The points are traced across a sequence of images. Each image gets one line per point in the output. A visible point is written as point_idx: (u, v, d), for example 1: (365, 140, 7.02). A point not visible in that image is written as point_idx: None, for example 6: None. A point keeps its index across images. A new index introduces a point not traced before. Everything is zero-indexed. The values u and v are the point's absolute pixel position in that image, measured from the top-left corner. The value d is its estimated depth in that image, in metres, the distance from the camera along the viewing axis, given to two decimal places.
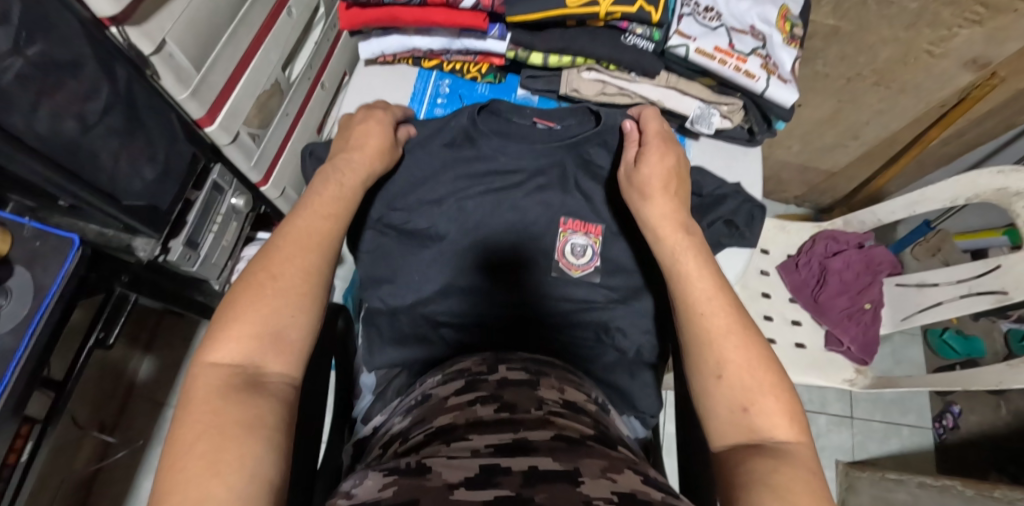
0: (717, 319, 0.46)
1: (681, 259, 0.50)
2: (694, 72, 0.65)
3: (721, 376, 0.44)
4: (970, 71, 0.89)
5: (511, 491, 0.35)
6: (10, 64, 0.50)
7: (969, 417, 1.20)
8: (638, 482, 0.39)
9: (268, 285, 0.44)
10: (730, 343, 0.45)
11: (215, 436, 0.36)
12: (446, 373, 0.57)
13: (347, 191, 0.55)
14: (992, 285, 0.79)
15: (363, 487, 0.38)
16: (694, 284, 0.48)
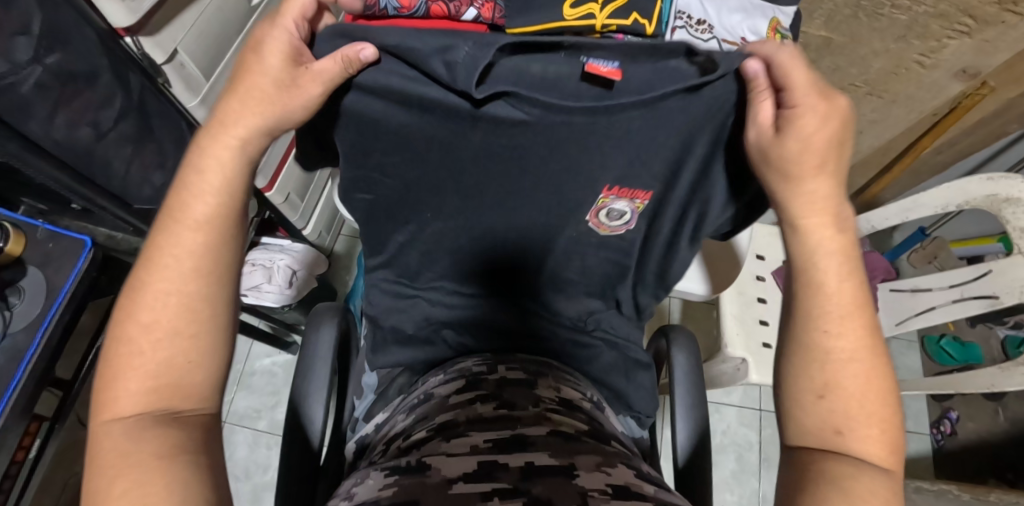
0: (837, 339, 0.43)
1: (819, 263, 0.44)
2: None
3: (823, 397, 0.42)
4: (961, 81, 0.91)
5: (508, 485, 0.40)
6: (30, 72, 0.52)
7: (966, 423, 1.21)
8: (631, 476, 0.44)
9: (140, 336, 0.38)
10: (842, 363, 0.42)
11: (136, 480, 0.34)
12: (448, 373, 0.62)
13: (236, 154, 0.43)
14: (984, 289, 0.80)
15: (365, 487, 0.43)
16: (830, 294, 0.43)
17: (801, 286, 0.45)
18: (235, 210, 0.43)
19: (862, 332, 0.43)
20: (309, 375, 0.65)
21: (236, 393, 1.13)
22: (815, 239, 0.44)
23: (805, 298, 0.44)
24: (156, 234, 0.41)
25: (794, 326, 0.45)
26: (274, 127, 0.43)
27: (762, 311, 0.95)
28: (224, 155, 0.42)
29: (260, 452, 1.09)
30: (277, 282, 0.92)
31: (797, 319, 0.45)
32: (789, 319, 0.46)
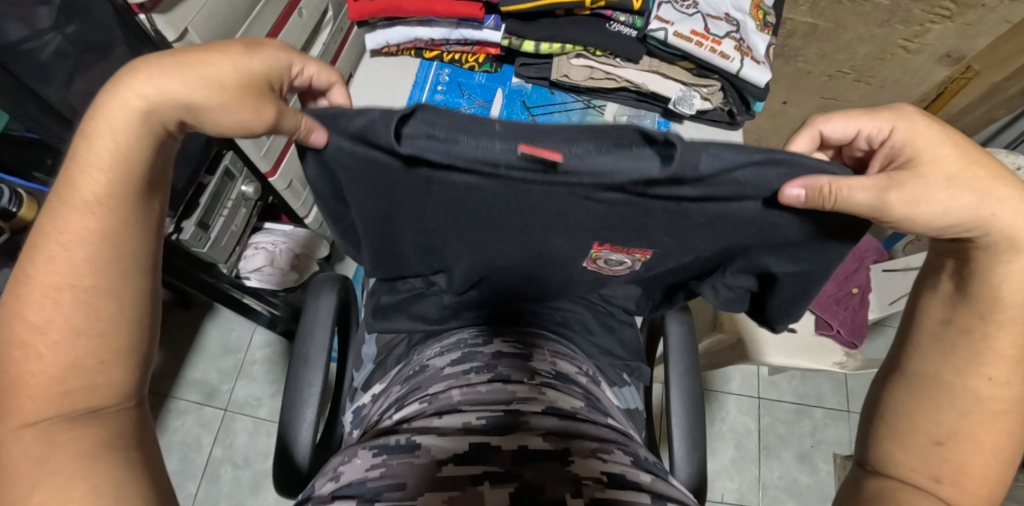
0: (995, 390, 0.39)
1: (988, 322, 0.39)
2: (675, 55, 0.67)
3: (941, 442, 0.39)
4: (946, 66, 0.92)
5: (499, 468, 0.43)
6: (48, 40, 0.55)
7: None
8: (626, 462, 0.47)
9: (45, 326, 0.35)
10: (984, 416, 0.39)
11: (56, 489, 0.32)
12: (444, 346, 0.65)
13: (135, 120, 0.36)
14: None
15: (352, 466, 0.45)
16: (1000, 357, 0.39)
17: (986, 323, 0.39)
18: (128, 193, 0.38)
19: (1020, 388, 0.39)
20: (310, 338, 0.67)
21: (237, 382, 1.14)
22: (1008, 284, 0.39)
23: (982, 341, 0.39)
24: (46, 217, 0.37)
25: (940, 361, 0.41)
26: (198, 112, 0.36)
27: None
28: (119, 126, 0.36)
29: (260, 438, 1.10)
30: (279, 265, 0.95)
31: (958, 350, 0.40)
32: (945, 356, 0.41)
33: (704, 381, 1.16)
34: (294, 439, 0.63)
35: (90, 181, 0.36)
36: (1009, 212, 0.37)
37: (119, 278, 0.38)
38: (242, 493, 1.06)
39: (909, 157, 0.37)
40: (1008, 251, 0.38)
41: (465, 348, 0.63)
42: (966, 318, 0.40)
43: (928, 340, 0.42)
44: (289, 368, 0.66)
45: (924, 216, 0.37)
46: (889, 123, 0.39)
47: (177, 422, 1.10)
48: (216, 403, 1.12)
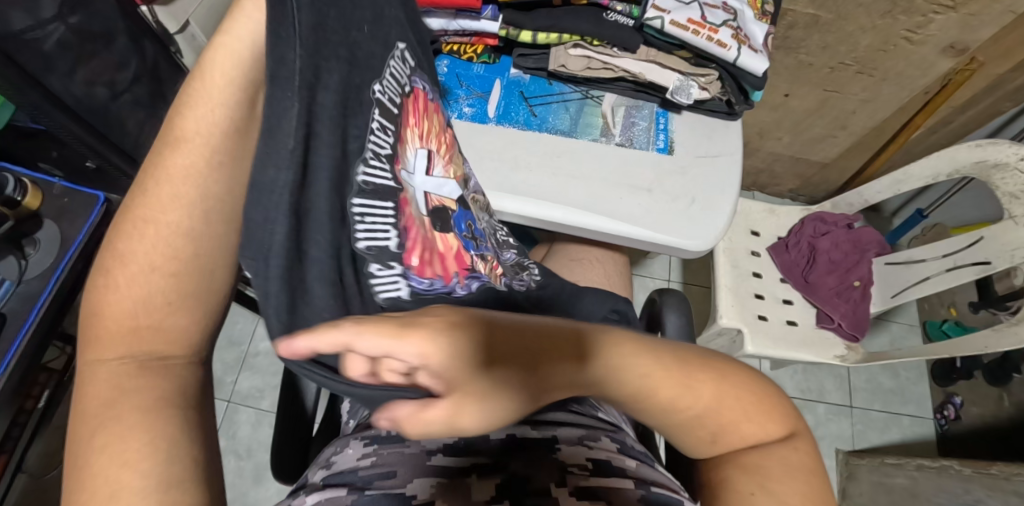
0: (695, 408, 0.38)
1: (649, 381, 0.37)
2: (672, 44, 0.67)
3: (713, 442, 0.39)
4: (949, 57, 0.91)
5: (487, 459, 0.43)
6: (52, 29, 0.56)
7: (970, 409, 1.11)
8: (613, 449, 0.48)
9: (130, 261, 0.35)
10: (711, 424, 0.38)
11: (116, 433, 0.32)
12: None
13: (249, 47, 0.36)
14: (976, 256, 0.81)
15: (345, 455, 0.45)
16: (685, 393, 0.37)
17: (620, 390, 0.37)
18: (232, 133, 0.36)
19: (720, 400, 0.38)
20: None
21: (240, 374, 1.15)
22: (604, 364, 0.36)
23: (658, 394, 0.37)
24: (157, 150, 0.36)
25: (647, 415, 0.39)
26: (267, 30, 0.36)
27: (758, 285, 0.94)
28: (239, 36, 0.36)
29: (264, 429, 1.11)
30: None
31: (655, 407, 0.38)
32: (646, 411, 0.38)
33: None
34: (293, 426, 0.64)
35: (210, 123, 0.36)
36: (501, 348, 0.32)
37: (217, 222, 0.37)
38: (246, 483, 1.07)
39: (446, 394, 0.30)
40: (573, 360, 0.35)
41: None
42: (627, 392, 0.37)
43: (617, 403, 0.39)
44: None
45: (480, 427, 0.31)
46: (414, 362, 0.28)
47: None
48: (220, 394, 1.13)
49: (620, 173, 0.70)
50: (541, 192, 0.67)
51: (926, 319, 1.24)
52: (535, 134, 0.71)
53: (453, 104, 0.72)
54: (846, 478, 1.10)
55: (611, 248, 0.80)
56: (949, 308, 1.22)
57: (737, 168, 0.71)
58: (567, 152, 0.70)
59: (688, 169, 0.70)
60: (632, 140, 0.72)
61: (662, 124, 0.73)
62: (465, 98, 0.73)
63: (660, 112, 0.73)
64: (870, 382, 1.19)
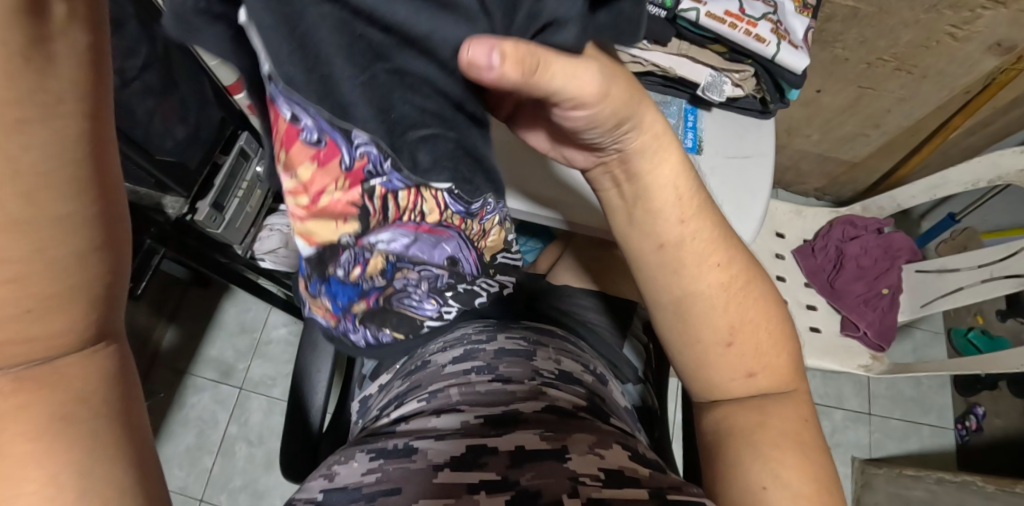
0: (722, 275, 0.45)
1: (686, 226, 0.45)
2: (705, 38, 0.63)
3: (731, 343, 0.45)
4: (995, 56, 0.86)
5: (496, 474, 0.41)
6: None
7: (993, 420, 1.08)
8: (626, 458, 0.45)
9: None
10: (742, 300, 0.45)
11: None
12: (447, 340, 0.62)
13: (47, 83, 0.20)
14: (1017, 268, 0.77)
15: (349, 468, 0.44)
16: (710, 248, 0.46)
17: (676, 225, 0.45)
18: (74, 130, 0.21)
19: (739, 266, 0.46)
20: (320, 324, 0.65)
21: (253, 361, 1.15)
22: (666, 182, 0.45)
23: (689, 249, 0.45)
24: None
25: (679, 278, 0.45)
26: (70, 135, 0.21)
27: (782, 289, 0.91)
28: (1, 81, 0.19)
29: (275, 417, 1.11)
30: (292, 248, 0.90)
31: (685, 263, 0.45)
32: (676, 271, 0.45)
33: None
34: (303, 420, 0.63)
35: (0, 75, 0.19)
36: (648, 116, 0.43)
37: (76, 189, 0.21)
38: (257, 470, 1.08)
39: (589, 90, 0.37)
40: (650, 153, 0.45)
41: (466, 345, 0.60)
42: (671, 237, 0.45)
43: (659, 260, 0.46)
44: (300, 352, 0.65)
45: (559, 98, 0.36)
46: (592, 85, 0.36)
47: (194, 398, 1.11)
48: (233, 381, 1.13)
49: None
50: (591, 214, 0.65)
51: (951, 326, 1.20)
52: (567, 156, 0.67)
53: None
54: (862, 486, 1.07)
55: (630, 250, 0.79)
56: (975, 315, 1.16)
57: (768, 169, 0.67)
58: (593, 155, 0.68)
59: (717, 170, 0.67)
60: None
61: (690, 121, 0.69)
62: None
63: (689, 108, 0.70)
64: (890, 389, 1.16)
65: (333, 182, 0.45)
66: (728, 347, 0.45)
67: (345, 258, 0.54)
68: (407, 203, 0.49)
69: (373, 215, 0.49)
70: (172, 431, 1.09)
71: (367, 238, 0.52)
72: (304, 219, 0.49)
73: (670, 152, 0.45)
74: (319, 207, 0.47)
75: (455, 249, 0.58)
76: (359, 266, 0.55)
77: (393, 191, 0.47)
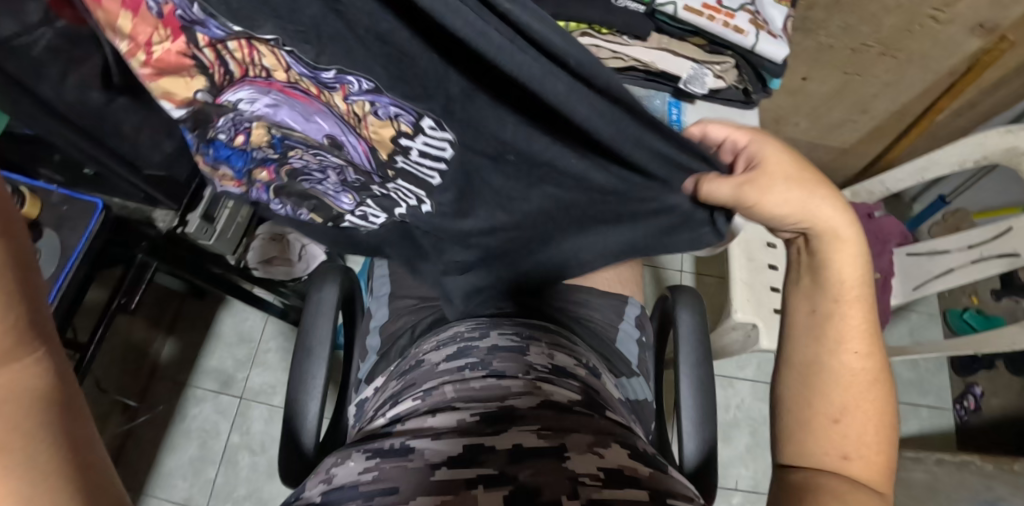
0: (858, 360, 0.48)
1: (841, 307, 0.48)
2: (685, 31, 0.63)
3: (837, 421, 0.46)
4: (978, 37, 0.86)
5: (494, 470, 0.41)
6: (40, 35, 0.53)
7: (991, 399, 1.08)
8: (626, 457, 0.45)
9: None
10: (865, 386, 0.47)
11: None
12: (440, 340, 0.63)
13: None
14: (1005, 247, 0.77)
15: (345, 468, 0.44)
16: (857, 330, 0.48)
17: (828, 302, 0.49)
18: None
19: (879, 363, 0.48)
20: (313, 329, 0.64)
21: (252, 370, 1.15)
22: (844, 268, 0.48)
23: (839, 322, 0.48)
24: None
25: (816, 347, 0.49)
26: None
27: (774, 278, 0.91)
28: None
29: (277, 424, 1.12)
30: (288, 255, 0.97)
31: (827, 334, 0.49)
32: (817, 339, 0.49)
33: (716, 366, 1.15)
34: (300, 431, 0.61)
35: None
36: (827, 209, 0.47)
37: None
38: (261, 479, 1.08)
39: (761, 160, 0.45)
40: (834, 238, 0.48)
41: (460, 343, 0.61)
42: (825, 306, 0.49)
43: (805, 322, 0.50)
44: (294, 361, 0.63)
45: (771, 206, 0.45)
46: (745, 139, 0.46)
47: (195, 410, 1.12)
48: (233, 390, 1.14)
49: None
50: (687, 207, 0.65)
51: (947, 308, 1.21)
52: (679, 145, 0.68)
53: None
54: None
55: None
56: (970, 295, 1.17)
57: None
58: None
59: None
60: None
61: (675, 115, 0.70)
62: None
63: (673, 102, 0.70)
64: None
65: (154, 31, 0.44)
66: (834, 422, 0.46)
67: (223, 123, 0.58)
68: (245, 59, 0.46)
69: (210, 69, 0.48)
70: (175, 443, 1.09)
71: (227, 94, 0.52)
72: (155, 76, 0.51)
73: (859, 245, 0.48)
74: (157, 60, 0.48)
75: (331, 130, 0.54)
76: (243, 135, 0.61)
77: (222, 46, 0.45)
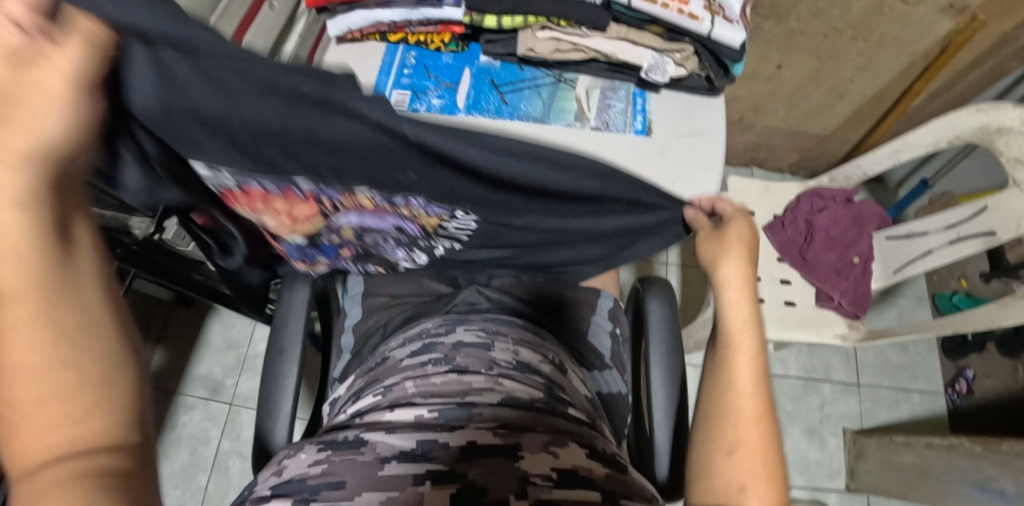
0: (749, 398, 0.49)
1: (734, 351, 0.52)
2: (643, 20, 0.64)
3: (732, 451, 0.47)
4: (949, 17, 0.86)
5: (444, 466, 0.42)
6: None
7: (982, 382, 1.07)
8: (582, 455, 0.45)
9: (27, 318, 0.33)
10: (756, 421, 0.48)
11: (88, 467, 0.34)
12: (406, 337, 0.64)
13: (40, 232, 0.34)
14: (980, 227, 0.77)
15: (296, 461, 0.44)
16: (748, 372, 0.51)
17: (723, 344, 0.52)
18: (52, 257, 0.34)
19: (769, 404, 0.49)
20: (285, 330, 0.64)
21: (241, 376, 1.16)
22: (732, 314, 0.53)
23: (732, 365, 0.51)
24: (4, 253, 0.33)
25: (716, 385, 0.51)
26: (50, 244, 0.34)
27: (754, 266, 0.91)
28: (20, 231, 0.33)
29: None
30: None
31: (722, 373, 0.51)
32: (715, 376, 0.52)
33: (686, 358, 1.14)
34: (269, 431, 0.61)
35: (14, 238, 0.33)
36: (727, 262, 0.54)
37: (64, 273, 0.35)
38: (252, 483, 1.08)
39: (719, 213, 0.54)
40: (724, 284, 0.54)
41: (425, 339, 0.61)
42: (720, 348, 0.53)
43: (709, 365, 0.53)
44: (266, 361, 0.64)
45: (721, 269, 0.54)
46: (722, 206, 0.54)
47: (185, 417, 1.12)
48: (222, 397, 1.14)
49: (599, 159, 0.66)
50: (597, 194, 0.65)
51: (936, 292, 1.20)
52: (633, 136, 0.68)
53: (422, 96, 0.69)
54: (856, 458, 1.08)
55: None
56: (959, 279, 1.16)
57: (719, 146, 0.68)
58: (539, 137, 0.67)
59: (667, 150, 0.67)
60: (608, 123, 0.68)
61: (639, 104, 0.69)
62: (434, 89, 0.70)
63: (637, 92, 0.70)
64: (877, 359, 1.16)
65: (293, 204, 0.51)
66: (728, 453, 0.47)
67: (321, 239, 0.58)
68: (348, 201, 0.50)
69: (322, 210, 0.52)
70: (166, 451, 1.10)
71: (337, 222, 0.54)
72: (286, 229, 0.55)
73: (744, 291, 0.54)
74: (298, 222, 0.54)
75: (398, 224, 0.54)
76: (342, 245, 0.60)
77: (333, 199, 0.50)
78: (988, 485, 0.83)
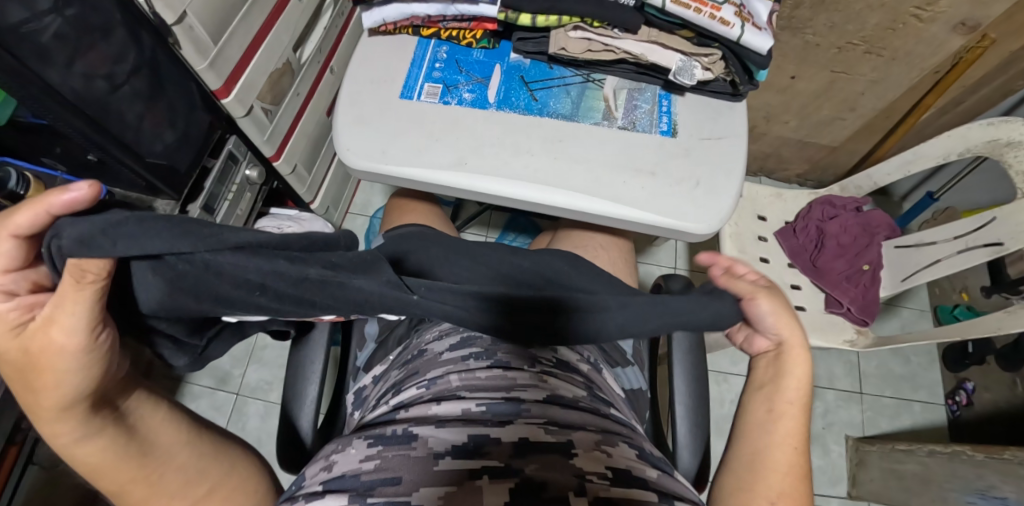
0: (790, 455, 0.51)
1: (780, 413, 0.52)
2: (673, 24, 0.66)
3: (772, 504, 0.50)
4: (961, 35, 0.88)
5: (500, 462, 0.43)
6: (48, 22, 0.55)
7: (983, 394, 1.09)
8: (631, 456, 0.47)
9: (137, 482, 0.44)
10: (792, 479, 0.51)
11: None
12: (443, 329, 0.63)
13: (94, 442, 0.41)
14: (988, 237, 0.79)
15: (347, 456, 0.45)
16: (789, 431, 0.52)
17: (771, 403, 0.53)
18: (112, 452, 0.42)
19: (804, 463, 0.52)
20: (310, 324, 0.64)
21: (249, 367, 1.16)
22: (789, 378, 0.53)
23: (775, 421, 0.52)
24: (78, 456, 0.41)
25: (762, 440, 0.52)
26: (108, 435, 0.41)
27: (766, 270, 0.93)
28: (81, 446, 0.41)
29: (273, 420, 1.12)
30: None
31: (766, 428, 0.52)
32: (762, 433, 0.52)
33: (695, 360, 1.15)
34: (296, 419, 0.62)
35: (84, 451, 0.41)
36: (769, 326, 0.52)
37: (129, 450, 0.43)
38: None
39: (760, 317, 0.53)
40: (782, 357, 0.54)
41: (463, 332, 0.61)
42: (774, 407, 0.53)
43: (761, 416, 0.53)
44: (293, 348, 0.64)
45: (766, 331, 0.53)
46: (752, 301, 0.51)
47: (192, 406, 1.12)
48: (230, 387, 1.14)
49: (625, 158, 0.68)
50: (593, 189, 0.65)
51: (937, 304, 1.22)
52: (646, 137, 0.69)
53: (453, 90, 0.70)
54: (857, 465, 1.09)
55: (614, 234, 0.81)
56: (961, 292, 1.19)
57: (742, 149, 0.69)
58: (569, 137, 0.68)
59: (693, 151, 0.69)
60: (635, 123, 0.70)
61: (665, 106, 0.71)
62: (465, 84, 0.71)
63: (663, 94, 0.72)
64: (879, 368, 1.18)
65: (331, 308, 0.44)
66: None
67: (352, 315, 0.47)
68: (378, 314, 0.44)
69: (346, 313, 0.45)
70: None
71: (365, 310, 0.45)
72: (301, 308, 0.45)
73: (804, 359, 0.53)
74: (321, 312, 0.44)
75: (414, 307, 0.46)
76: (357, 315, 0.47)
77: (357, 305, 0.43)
78: (988, 493, 0.84)
